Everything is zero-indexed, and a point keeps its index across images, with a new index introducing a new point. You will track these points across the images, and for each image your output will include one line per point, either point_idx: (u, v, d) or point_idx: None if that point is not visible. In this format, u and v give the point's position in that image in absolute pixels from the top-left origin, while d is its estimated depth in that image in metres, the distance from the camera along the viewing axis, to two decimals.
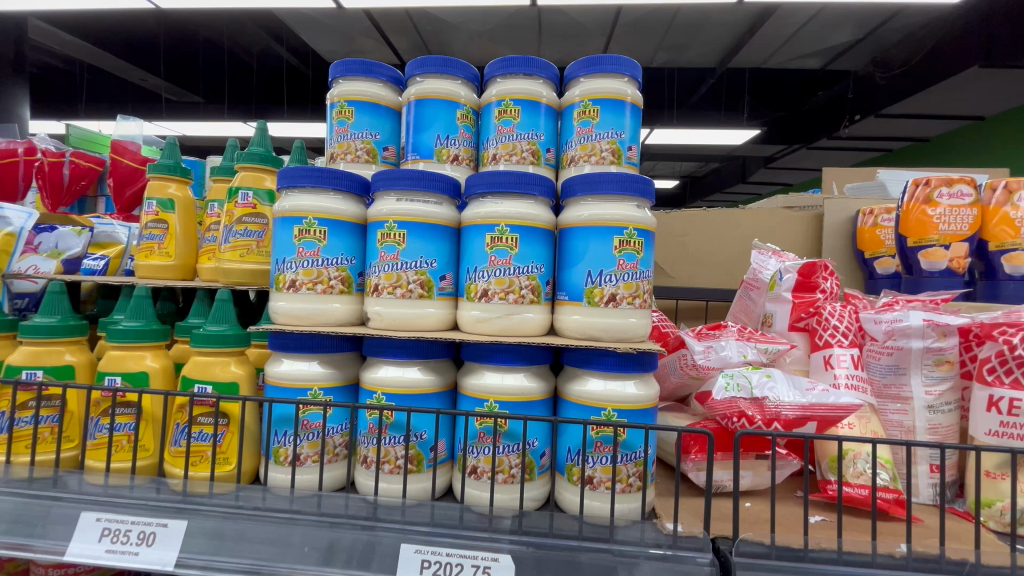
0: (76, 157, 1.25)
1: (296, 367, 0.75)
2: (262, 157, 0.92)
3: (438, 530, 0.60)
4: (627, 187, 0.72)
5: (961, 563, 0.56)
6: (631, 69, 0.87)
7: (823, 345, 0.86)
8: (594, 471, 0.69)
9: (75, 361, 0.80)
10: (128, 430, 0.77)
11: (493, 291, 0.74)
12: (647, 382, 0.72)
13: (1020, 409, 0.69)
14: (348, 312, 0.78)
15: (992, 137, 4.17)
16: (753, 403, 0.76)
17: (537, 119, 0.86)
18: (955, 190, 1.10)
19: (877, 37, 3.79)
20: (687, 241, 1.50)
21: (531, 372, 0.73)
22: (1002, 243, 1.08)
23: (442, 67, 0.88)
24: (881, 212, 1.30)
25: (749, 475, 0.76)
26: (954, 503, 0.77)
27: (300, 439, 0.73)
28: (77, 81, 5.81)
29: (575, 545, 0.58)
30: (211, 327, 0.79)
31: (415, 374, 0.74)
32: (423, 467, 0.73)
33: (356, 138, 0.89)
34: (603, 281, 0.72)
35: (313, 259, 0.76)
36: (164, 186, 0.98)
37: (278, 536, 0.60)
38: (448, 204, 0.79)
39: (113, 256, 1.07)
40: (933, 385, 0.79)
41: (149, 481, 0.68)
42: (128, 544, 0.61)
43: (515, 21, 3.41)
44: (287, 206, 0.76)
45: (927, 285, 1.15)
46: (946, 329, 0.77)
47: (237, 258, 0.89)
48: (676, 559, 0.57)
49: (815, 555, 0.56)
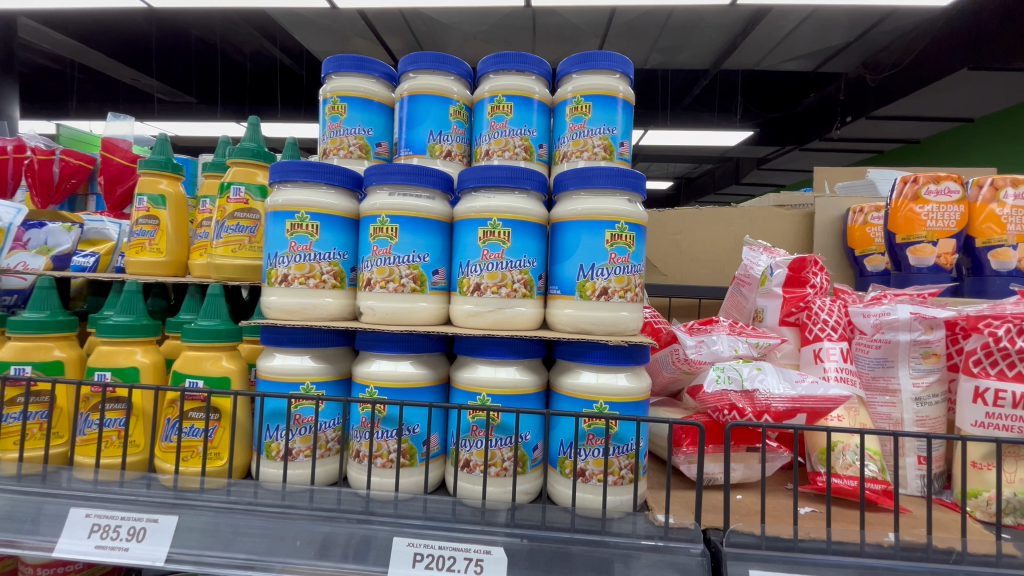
0: (66, 155, 1.24)
1: (288, 362, 0.75)
2: (254, 152, 0.92)
3: (431, 523, 0.60)
4: (618, 182, 0.73)
5: (948, 551, 0.56)
6: (623, 66, 0.87)
7: (813, 339, 0.87)
8: (586, 464, 0.69)
9: (64, 356, 0.79)
10: (117, 425, 0.76)
11: (486, 285, 0.74)
12: (638, 375, 0.72)
13: (1006, 400, 0.70)
14: (340, 307, 0.78)
15: (981, 138, 4.23)
16: (743, 396, 0.77)
17: (529, 115, 0.87)
18: (942, 187, 1.12)
19: (868, 39, 3.82)
20: (680, 238, 1.51)
21: (523, 366, 0.74)
22: (988, 240, 1.10)
23: (435, 63, 0.88)
24: (870, 209, 1.31)
25: (740, 467, 0.77)
26: (942, 494, 0.78)
27: (292, 434, 0.73)
28: (67, 80, 5.75)
29: (567, 537, 0.58)
30: (202, 322, 0.78)
31: (407, 368, 0.74)
32: (416, 461, 0.73)
33: (349, 133, 0.88)
34: (594, 275, 0.72)
35: (305, 254, 0.76)
36: (155, 182, 0.97)
37: (271, 530, 0.60)
38: (441, 199, 0.79)
39: (103, 254, 1.06)
40: (920, 377, 0.80)
41: (139, 477, 0.67)
42: (118, 540, 0.60)
43: (509, 23, 3.42)
44: (279, 200, 0.76)
45: (915, 281, 1.16)
46: (933, 322, 0.79)
47: (229, 253, 0.88)
48: (669, 551, 0.57)
49: (804, 545, 0.57)
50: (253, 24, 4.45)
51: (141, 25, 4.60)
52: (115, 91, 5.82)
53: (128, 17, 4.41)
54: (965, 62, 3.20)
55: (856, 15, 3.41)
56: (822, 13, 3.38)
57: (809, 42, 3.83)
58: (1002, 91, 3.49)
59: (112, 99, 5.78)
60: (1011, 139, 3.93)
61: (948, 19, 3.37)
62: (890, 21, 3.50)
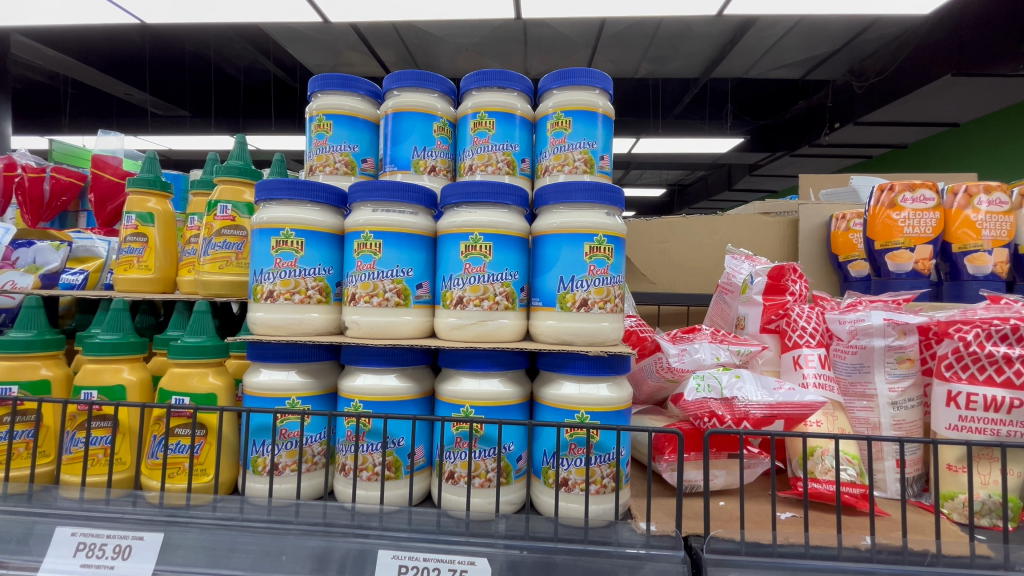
0: (57, 172, 1.24)
1: (274, 377, 0.75)
2: (241, 170, 0.94)
3: (416, 535, 0.61)
4: (596, 196, 0.75)
5: (923, 554, 0.57)
6: (602, 82, 0.90)
7: (792, 346, 0.89)
8: (569, 473, 0.70)
9: (52, 375, 0.80)
10: (104, 443, 0.77)
11: (468, 298, 0.75)
12: (620, 385, 0.73)
13: (978, 403, 0.72)
14: (325, 321, 0.79)
15: (968, 142, 4.29)
16: (723, 403, 0.78)
17: (511, 130, 0.89)
18: (918, 195, 1.14)
19: (853, 48, 3.89)
20: (667, 247, 1.52)
21: (506, 377, 0.75)
22: (965, 245, 1.12)
23: (418, 81, 0.90)
24: (852, 216, 1.33)
25: (721, 474, 0.78)
26: (920, 497, 0.80)
27: (278, 448, 0.74)
28: (61, 96, 5.78)
29: (551, 546, 0.59)
30: (189, 339, 0.79)
31: (391, 382, 0.74)
32: (401, 473, 0.74)
33: (334, 150, 0.90)
34: (575, 287, 0.74)
35: (290, 270, 0.77)
36: (144, 200, 0.98)
37: (262, 545, 0.61)
38: (424, 214, 0.81)
39: (92, 271, 1.07)
40: (896, 382, 0.82)
41: (126, 494, 0.67)
42: (104, 558, 0.61)
43: (500, 34, 3.46)
44: (264, 217, 0.77)
45: (894, 286, 1.18)
46: (906, 327, 0.81)
47: (216, 270, 0.89)
48: (650, 558, 0.58)
49: (783, 550, 0.58)
50: (247, 38, 4.48)
51: (135, 41, 4.62)
52: (109, 104, 5.84)
53: (122, 34, 4.43)
54: (949, 68, 3.25)
55: (841, 25, 3.46)
56: (808, 22, 3.43)
57: (796, 50, 3.90)
58: (984, 97, 3.55)
59: (106, 114, 5.80)
60: (996, 142, 3.99)
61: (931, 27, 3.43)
62: (874, 30, 3.57)
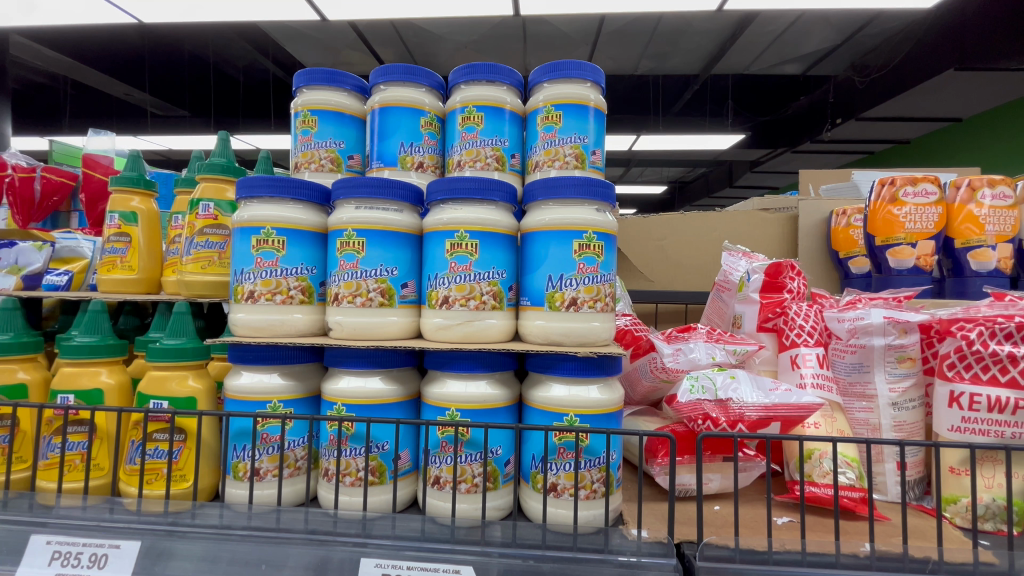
0: (47, 172, 1.22)
1: (256, 380, 0.73)
2: (224, 167, 0.92)
3: (402, 543, 0.59)
4: (586, 191, 0.72)
5: (924, 560, 0.55)
6: (594, 75, 0.87)
7: (790, 345, 0.87)
8: (558, 479, 0.68)
9: (29, 378, 0.78)
10: (81, 449, 0.75)
11: (454, 298, 0.73)
12: (611, 387, 0.71)
13: (981, 404, 0.70)
14: (308, 322, 0.77)
15: (970, 137, 4.25)
16: (718, 405, 0.76)
17: (500, 126, 0.87)
18: (919, 189, 1.12)
19: (854, 44, 3.85)
20: (665, 244, 1.50)
21: (493, 379, 0.73)
22: (967, 240, 1.10)
23: (405, 75, 0.88)
24: (852, 212, 1.30)
25: (716, 478, 0.76)
26: (921, 500, 0.78)
27: (259, 453, 0.72)
28: (62, 96, 5.79)
29: (539, 554, 0.57)
30: (167, 341, 0.77)
31: (376, 384, 0.72)
32: (385, 478, 0.72)
33: (320, 147, 0.88)
34: (563, 285, 0.72)
35: (271, 270, 0.74)
36: (127, 200, 0.96)
37: (239, 554, 0.58)
38: (409, 211, 0.79)
39: (77, 271, 1.06)
40: (897, 382, 0.79)
41: (103, 501, 0.66)
42: (79, 567, 0.59)
43: (500, 31, 3.44)
44: (245, 216, 0.75)
45: (896, 283, 1.16)
46: (907, 326, 0.78)
47: (199, 270, 0.87)
48: (642, 567, 0.55)
49: (778, 557, 0.55)
50: (246, 37, 4.46)
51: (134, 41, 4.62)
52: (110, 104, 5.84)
53: (121, 34, 4.43)
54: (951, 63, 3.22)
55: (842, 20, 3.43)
56: (809, 17, 3.41)
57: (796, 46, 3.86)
58: (986, 92, 3.51)
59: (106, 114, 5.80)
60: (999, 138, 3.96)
61: (932, 21, 3.40)
62: (875, 24, 3.53)
